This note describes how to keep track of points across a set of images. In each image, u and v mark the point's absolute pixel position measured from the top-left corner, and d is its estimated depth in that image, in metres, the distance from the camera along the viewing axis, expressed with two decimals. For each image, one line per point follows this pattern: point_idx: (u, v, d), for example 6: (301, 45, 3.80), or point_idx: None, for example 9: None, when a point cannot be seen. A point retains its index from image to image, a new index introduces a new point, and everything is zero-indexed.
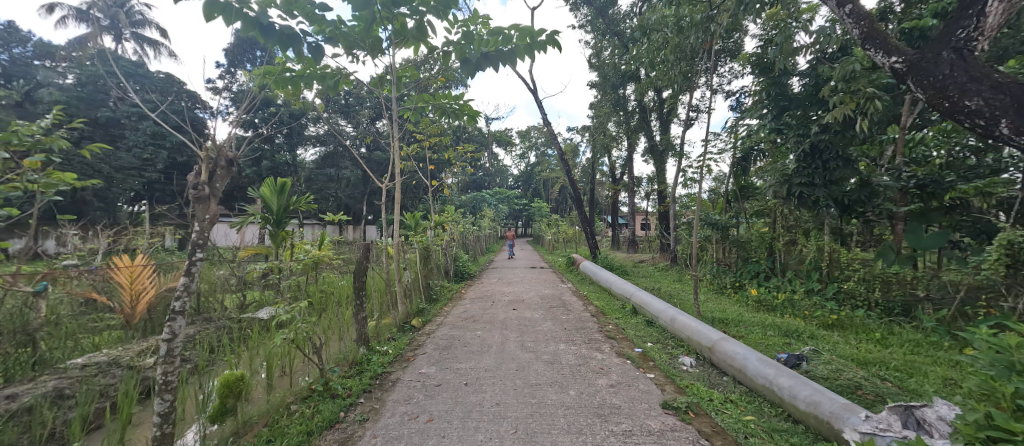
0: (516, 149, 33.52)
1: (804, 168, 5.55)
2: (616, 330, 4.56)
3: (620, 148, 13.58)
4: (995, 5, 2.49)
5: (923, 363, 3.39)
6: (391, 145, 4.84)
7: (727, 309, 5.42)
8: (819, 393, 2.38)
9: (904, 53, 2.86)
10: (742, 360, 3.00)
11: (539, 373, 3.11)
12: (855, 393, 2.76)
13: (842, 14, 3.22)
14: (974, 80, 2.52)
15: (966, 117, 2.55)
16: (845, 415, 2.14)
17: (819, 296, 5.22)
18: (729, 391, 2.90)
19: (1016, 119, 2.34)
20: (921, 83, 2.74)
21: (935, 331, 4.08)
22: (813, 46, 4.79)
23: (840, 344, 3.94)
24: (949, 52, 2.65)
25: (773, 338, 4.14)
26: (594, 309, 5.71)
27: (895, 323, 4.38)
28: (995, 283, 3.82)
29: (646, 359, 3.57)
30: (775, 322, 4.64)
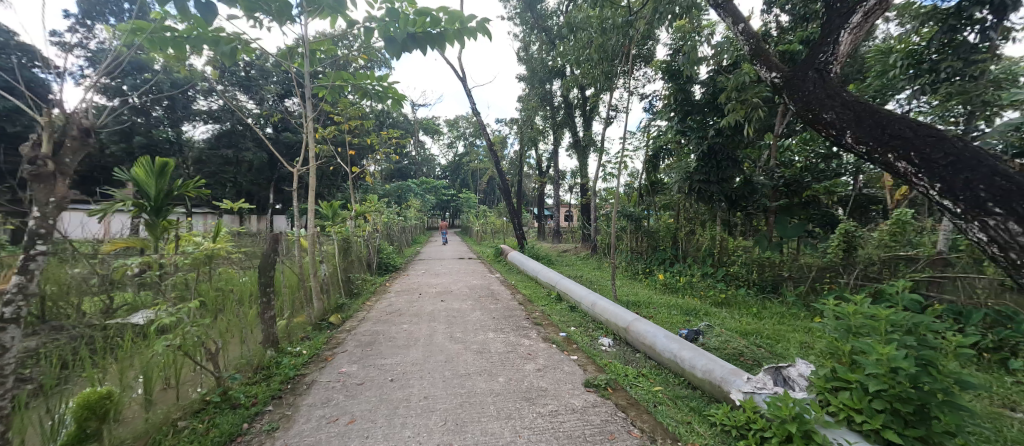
0: (444, 139, 32.85)
1: (703, 167, 6.27)
2: (542, 317, 4.71)
3: (546, 142, 14.01)
4: (846, 37, 3.00)
5: (788, 331, 4.08)
6: (303, 126, 4.38)
7: (640, 293, 5.92)
8: (713, 362, 2.71)
9: (782, 70, 3.27)
10: (653, 338, 3.30)
11: (468, 362, 3.10)
12: (739, 359, 3.24)
13: (736, 32, 3.70)
14: (830, 97, 2.86)
15: (823, 128, 2.84)
16: (732, 379, 2.48)
17: (712, 278, 5.99)
18: (641, 367, 3.19)
19: (856, 131, 2.61)
20: (794, 96, 3.10)
21: (795, 304, 4.95)
22: (712, 57, 5.41)
23: (728, 319, 4.55)
24: (814, 72, 3.05)
25: (676, 316, 4.65)
26: (521, 298, 5.85)
27: (768, 300, 5.20)
28: (835, 264, 4.79)
29: (570, 342, 3.78)
30: (678, 302, 5.22)
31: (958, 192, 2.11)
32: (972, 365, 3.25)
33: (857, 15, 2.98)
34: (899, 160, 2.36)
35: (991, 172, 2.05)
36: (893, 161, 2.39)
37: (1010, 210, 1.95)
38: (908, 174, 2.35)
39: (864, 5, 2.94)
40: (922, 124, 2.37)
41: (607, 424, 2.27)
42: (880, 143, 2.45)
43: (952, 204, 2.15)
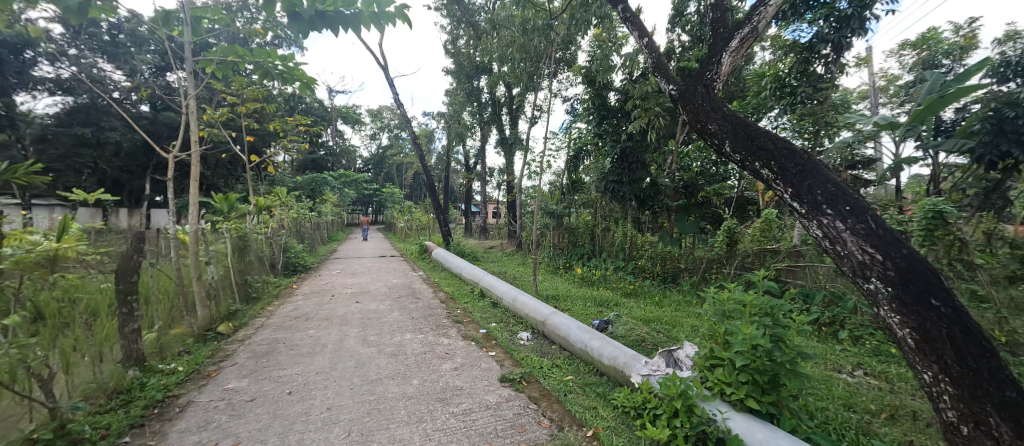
0: (365, 129, 30.89)
1: (617, 169, 6.77)
2: (463, 314, 4.70)
3: (473, 138, 13.93)
4: (726, 59, 3.43)
5: (682, 317, 4.59)
6: (186, 106, 3.79)
7: (559, 287, 6.20)
8: (618, 349, 2.94)
9: (677, 83, 3.64)
10: (567, 330, 3.47)
11: (380, 367, 2.96)
12: (641, 345, 3.57)
13: (641, 45, 4.05)
14: (714, 110, 3.25)
15: (708, 137, 3.21)
16: (633, 364, 2.70)
17: (623, 271, 6.50)
18: (555, 358, 3.34)
19: (733, 142, 3.01)
20: (686, 108, 3.46)
21: (688, 293, 5.59)
22: (623, 67, 5.85)
23: (634, 308, 4.97)
24: (702, 87, 3.44)
25: (590, 308, 4.97)
26: (443, 295, 5.76)
27: (669, 289, 5.80)
28: (721, 257, 5.52)
29: (489, 339, 3.81)
30: (593, 294, 5.57)
31: (804, 196, 2.53)
32: (815, 339, 3.98)
33: (735, 40, 3.46)
34: (763, 167, 2.77)
35: (826, 180, 2.49)
36: (758, 169, 2.80)
37: (839, 212, 2.37)
38: (770, 180, 2.76)
39: (740, 32, 3.43)
40: (781, 139, 2.81)
41: (518, 417, 2.34)
42: (750, 153, 2.86)
43: (800, 206, 2.55)
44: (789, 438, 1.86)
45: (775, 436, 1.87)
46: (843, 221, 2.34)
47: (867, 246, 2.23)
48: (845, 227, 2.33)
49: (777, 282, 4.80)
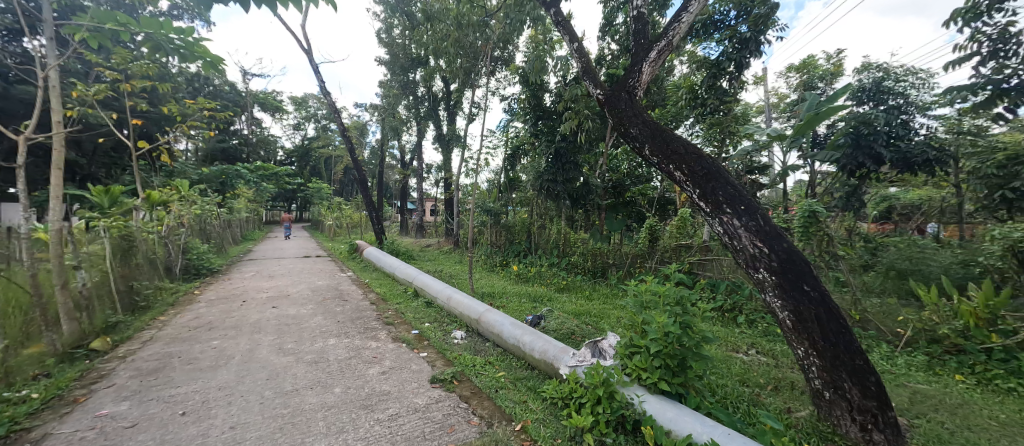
0: (288, 118, 28.32)
1: (551, 168, 6.99)
2: (395, 316, 4.53)
3: (409, 133, 13.46)
4: (646, 69, 3.68)
5: (609, 310, 4.87)
6: (45, 79, 3.14)
7: (495, 284, 6.24)
8: (548, 343, 3.03)
9: (604, 88, 3.82)
10: (500, 326, 3.50)
11: (297, 377, 2.74)
12: (571, 337, 3.73)
13: (572, 50, 4.21)
14: (635, 115, 3.46)
15: (630, 140, 3.41)
16: (561, 356, 2.81)
17: (557, 267, 6.71)
18: (488, 355, 3.35)
19: (651, 144, 3.23)
20: (611, 112, 3.65)
21: (615, 285, 5.95)
22: (556, 69, 6.04)
23: (566, 303, 5.17)
24: (625, 93, 3.64)
25: (525, 304, 5.08)
26: (374, 297, 5.50)
27: (598, 283, 6.12)
28: (644, 252, 5.97)
29: (422, 339, 3.72)
30: (528, 290, 5.70)
31: (709, 196, 2.82)
32: (719, 324, 4.47)
33: (654, 51, 3.72)
34: (676, 170, 3.01)
35: (726, 182, 2.79)
36: (672, 171, 3.04)
37: (735, 211, 2.68)
38: (682, 182, 3.01)
39: (658, 44, 3.70)
40: (691, 144, 3.09)
41: (447, 418, 2.31)
42: (665, 156, 3.10)
43: (706, 205, 2.84)
44: (695, 415, 2.06)
45: (683, 415, 2.06)
46: (739, 219, 2.65)
47: (757, 241, 2.56)
48: (740, 224, 2.64)
49: (690, 274, 5.30)
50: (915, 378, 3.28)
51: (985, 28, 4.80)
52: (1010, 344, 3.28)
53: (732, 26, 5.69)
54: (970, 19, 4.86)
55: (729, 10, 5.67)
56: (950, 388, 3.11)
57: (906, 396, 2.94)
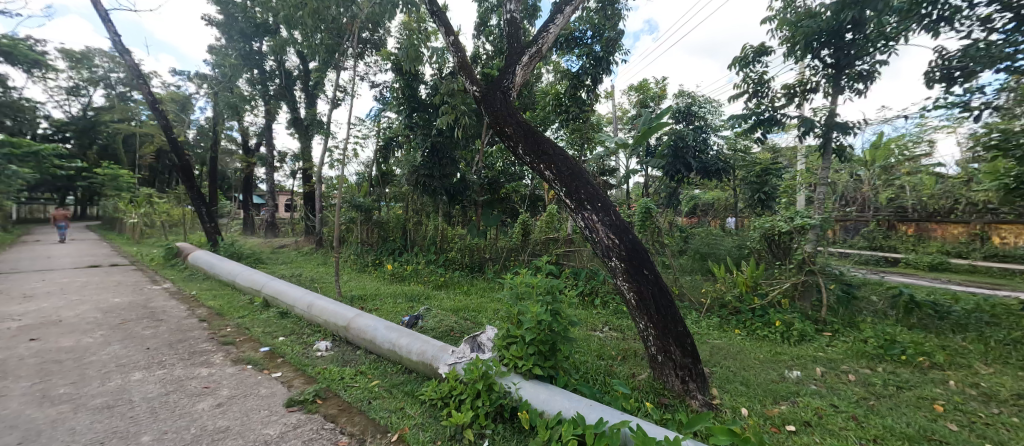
0: (56, 78, 20.77)
1: (427, 163, 6.74)
2: (237, 333, 3.76)
3: (254, 113, 11.38)
4: (519, 72, 3.83)
5: (486, 303, 4.98)
6: None
7: (366, 286, 5.74)
8: (426, 343, 2.90)
9: (479, 85, 3.83)
10: (372, 331, 3.21)
11: (77, 432, 2.02)
12: (450, 335, 3.67)
13: (447, 42, 4.12)
14: (509, 115, 3.56)
15: (505, 139, 3.50)
16: (440, 355, 2.72)
17: (434, 264, 6.52)
18: (359, 365, 3.05)
19: (525, 144, 3.37)
20: (487, 110, 3.68)
21: (492, 279, 6.12)
22: (432, 60, 5.85)
23: (444, 300, 5.08)
24: (500, 93, 3.72)
25: (401, 304, 4.80)
26: (206, 311, 4.47)
27: (475, 278, 6.19)
28: (518, 245, 6.32)
29: (274, 357, 3.17)
30: (403, 290, 5.41)
31: (573, 195, 3.08)
32: (582, 307, 5.00)
33: (525, 56, 3.90)
34: (546, 169, 3.21)
35: (587, 182, 3.10)
36: (543, 170, 3.22)
37: (594, 207, 3.00)
38: (551, 181, 3.23)
39: (529, 51, 3.89)
40: (558, 146, 3.32)
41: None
42: (536, 156, 3.27)
43: (570, 202, 3.10)
44: (564, 393, 2.22)
45: (554, 395, 2.20)
46: (597, 215, 2.97)
47: (611, 234, 2.91)
48: (598, 219, 2.97)
49: (557, 264, 5.81)
50: (714, 335, 4.25)
51: (751, 75, 6.48)
52: (764, 303, 4.62)
53: (588, 44, 6.40)
54: (742, 66, 6.49)
55: (586, 30, 6.36)
56: (733, 339, 4.14)
57: (708, 349, 3.79)
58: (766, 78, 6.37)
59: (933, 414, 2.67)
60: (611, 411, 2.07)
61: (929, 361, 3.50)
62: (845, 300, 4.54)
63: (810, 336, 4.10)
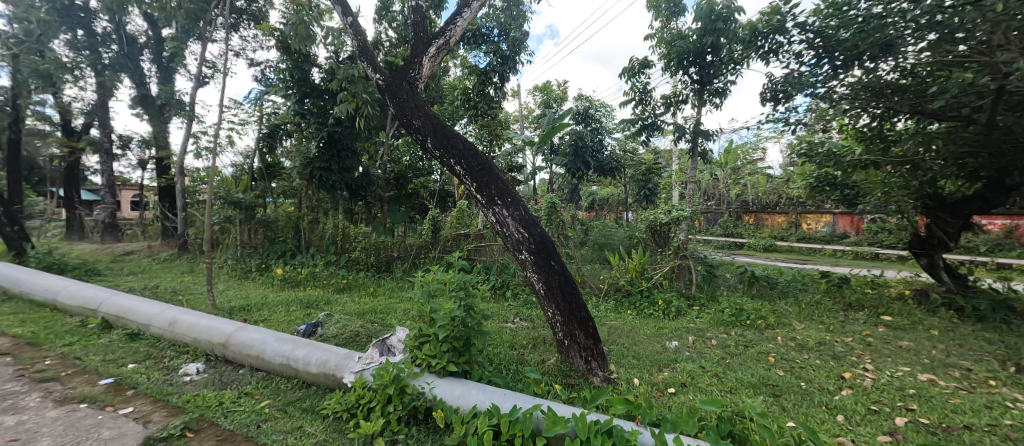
0: None
1: (324, 155, 6.08)
2: (64, 365, 2.94)
3: (82, 86, 9.03)
4: (426, 63, 3.67)
5: (395, 303, 4.74)
6: None
7: (250, 294, 4.98)
8: (326, 351, 2.61)
9: (383, 73, 3.58)
10: (259, 345, 2.79)
11: None
12: (355, 340, 3.39)
13: (345, 24, 3.78)
14: (417, 107, 3.39)
15: (413, 132, 3.34)
16: (344, 363, 2.47)
17: (334, 266, 5.95)
18: (242, 386, 2.63)
19: (434, 138, 3.25)
20: (393, 100, 3.46)
21: (401, 278, 5.83)
22: (326, 41, 5.29)
23: (347, 303, 4.68)
24: (406, 83, 3.51)
25: (295, 312, 4.27)
26: (12, 342, 3.40)
27: (382, 278, 5.84)
28: (428, 242, 6.15)
29: (122, 390, 2.56)
30: (297, 296, 4.82)
31: (484, 189, 3.08)
32: (494, 300, 5.05)
33: (432, 47, 3.73)
34: (456, 164, 3.14)
35: (497, 177, 3.11)
36: (453, 165, 3.16)
37: (504, 202, 3.04)
38: (461, 176, 3.18)
39: (437, 41, 3.72)
40: (469, 141, 3.28)
41: None
42: (446, 150, 3.18)
43: (481, 197, 3.10)
44: (479, 386, 2.21)
45: (469, 389, 2.17)
46: (507, 209, 3.02)
47: (521, 228, 2.98)
48: (508, 213, 3.01)
49: (469, 260, 5.81)
50: (611, 316, 4.68)
51: (637, 84, 7.23)
52: (650, 285, 5.24)
53: (495, 42, 6.46)
54: (629, 75, 7.21)
55: (492, 27, 6.40)
56: (626, 319, 4.61)
57: (606, 330, 4.15)
58: (648, 88, 7.17)
59: (770, 364, 3.33)
60: (523, 397, 2.11)
61: (765, 322, 4.36)
62: (708, 277, 5.37)
63: (685, 311, 4.77)
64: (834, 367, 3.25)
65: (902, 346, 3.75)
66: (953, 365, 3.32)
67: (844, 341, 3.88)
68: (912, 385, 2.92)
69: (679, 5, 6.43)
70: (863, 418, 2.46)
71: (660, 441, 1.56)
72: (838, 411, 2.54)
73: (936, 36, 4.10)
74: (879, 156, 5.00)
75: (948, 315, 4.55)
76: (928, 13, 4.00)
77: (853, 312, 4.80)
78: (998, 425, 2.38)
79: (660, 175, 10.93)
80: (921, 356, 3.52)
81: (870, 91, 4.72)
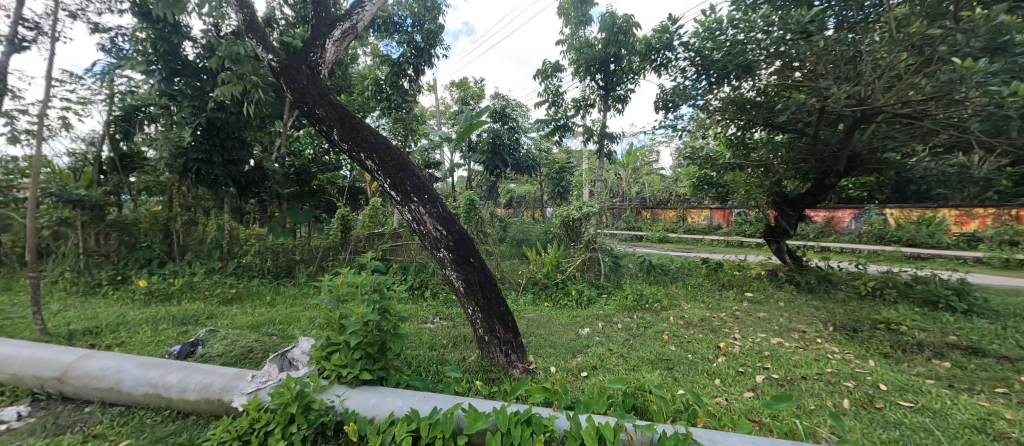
0: None
1: (202, 144, 5.04)
2: None
3: None
4: (330, 48, 3.33)
5: (298, 312, 4.29)
6: None
7: (101, 313, 4.05)
8: (210, 373, 2.23)
9: (277, 54, 3.16)
10: (114, 374, 2.27)
11: None
12: (247, 357, 2.97)
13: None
14: (320, 95, 3.05)
15: (316, 122, 3.02)
16: (233, 385, 2.13)
17: (219, 274, 5.14)
18: (89, 427, 2.12)
19: (341, 130, 2.97)
20: (289, 85, 3.06)
21: (305, 283, 5.29)
22: (203, 10, 4.50)
23: (237, 315, 4.09)
24: (306, 67, 3.14)
25: (166, 330, 3.58)
26: None
27: (281, 284, 5.24)
28: (336, 243, 5.70)
29: None
30: (170, 311, 4.06)
31: (398, 186, 2.92)
32: (411, 302, 4.86)
33: (337, 30, 3.40)
34: (366, 158, 2.93)
35: (412, 173, 2.97)
36: (363, 160, 2.93)
37: (420, 199, 2.91)
38: (373, 171, 2.97)
39: (341, 25, 3.39)
40: (381, 135, 3.07)
41: None
42: (355, 143, 2.93)
43: (395, 194, 2.94)
44: (396, 391, 2.09)
45: (385, 396, 2.04)
46: (423, 207, 2.90)
47: (438, 225, 2.90)
48: (425, 211, 2.90)
49: (383, 261, 5.52)
50: (529, 309, 4.82)
51: (550, 86, 7.54)
52: (564, 277, 5.53)
53: (409, 32, 6.18)
54: (543, 78, 7.49)
55: (406, 17, 6.14)
56: (543, 311, 4.79)
57: (525, 323, 4.26)
58: (560, 91, 7.53)
59: (664, 341, 3.74)
60: (444, 398, 2.05)
61: (660, 305, 4.90)
62: (613, 267, 5.83)
63: (595, 299, 5.13)
64: (713, 339, 3.77)
65: (760, 316, 4.52)
66: (794, 329, 4.11)
67: (720, 316, 4.54)
68: (767, 348, 3.53)
69: (587, 15, 6.87)
70: (734, 379, 2.90)
71: (575, 423, 1.64)
72: (716, 375, 2.96)
73: (782, 64, 4.91)
74: (743, 159, 6.11)
75: (791, 289, 5.62)
76: (777, 45, 4.69)
77: (726, 290, 5.65)
78: (824, 373, 3.00)
79: (572, 173, 11.60)
80: (773, 324, 4.28)
81: (737, 105, 5.57)
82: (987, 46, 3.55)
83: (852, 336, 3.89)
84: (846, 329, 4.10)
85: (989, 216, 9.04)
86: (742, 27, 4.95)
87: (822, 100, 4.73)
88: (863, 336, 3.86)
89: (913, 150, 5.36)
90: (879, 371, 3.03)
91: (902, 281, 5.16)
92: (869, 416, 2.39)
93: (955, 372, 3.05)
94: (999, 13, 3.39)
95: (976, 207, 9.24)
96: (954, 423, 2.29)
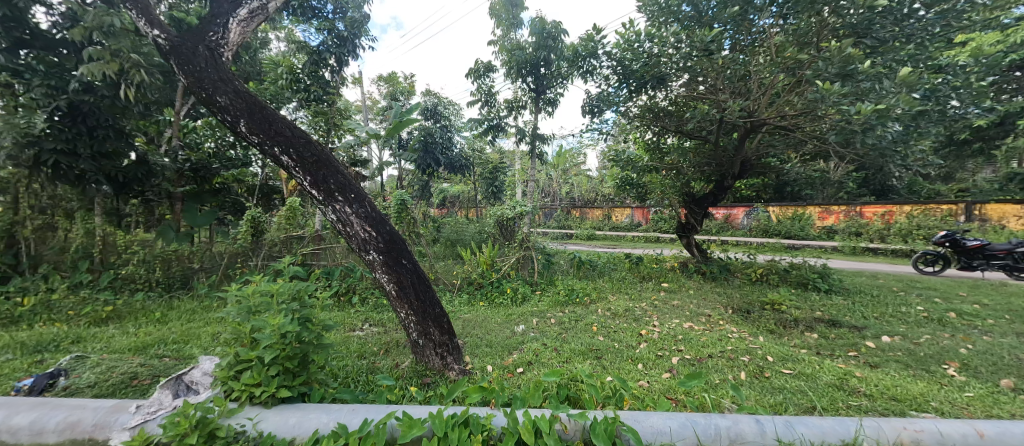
0: None
1: (62, 132, 4.13)
2: None
3: None
4: (234, 27, 2.92)
5: (199, 328, 3.76)
6: None
7: None
8: (79, 408, 1.84)
9: (166, 30, 2.70)
10: None
11: None
12: (131, 385, 2.52)
13: None
14: (223, 80, 2.67)
15: (218, 110, 2.64)
16: (113, 418, 1.78)
17: (90, 289, 4.29)
18: None
19: (250, 121, 2.63)
20: (182, 68, 2.64)
21: (205, 295, 4.65)
22: None
23: (116, 337, 3.45)
24: (204, 46, 2.72)
25: (13, 361, 2.89)
26: None
27: (175, 298, 4.54)
28: (245, 248, 5.11)
29: None
30: (19, 337, 3.28)
31: (322, 184, 2.68)
32: (337, 309, 4.52)
33: (243, 9, 3.00)
34: (282, 153, 2.64)
35: (337, 170, 2.75)
36: (279, 155, 2.64)
37: (346, 198, 2.71)
38: (290, 168, 2.69)
39: (248, 3, 3.01)
40: (299, 129, 2.77)
41: None
42: (267, 137, 2.62)
43: (318, 192, 2.69)
44: (321, 407, 1.91)
45: (307, 414, 1.85)
46: (351, 206, 2.70)
47: (367, 226, 2.71)
48: (351, 211, 2.70)
49: (303, 265, 5.08)
50: (464, 309, 4.76)
51: (483, 86, 7.53)
52: (499, 275, 5.57)
53: (329, 19, 5.75)
54: (475, 77, 7.47)
55: (325, 2, 5.64)
56: (479, 311, 4.76)
57: (460, 323, 4.19)
58: (493, 91, 7.56)
59: (593, 332, 3.95)
60: (375, 408, 1.92)
61: (589, 298, 5.17)
62: (546, 265, 5.99)
63: (529, 296, 5.22)
64: (635, 327, 4.06)
65: (675, 304, 4.99)
66: (701, 314, 4.59)
67: (640, 306, 4.91)
68: (681, 332, 3.90)
69: (518, 19, 6.98)
70: (654, 363, 3.15)
71: (511, 419, 1.64)
72: (639, 361, 3.19)
73: (689, 78, 5.46)
74: (658, 163, 6.76)
75: (699, 278, 6.28)
76: (684, 60, 5.20)
77: (645, 282, 6.15)
78: (726, 350, 3.40)
79: (505, 173, 11.76)
80: (685, 310, 4.73)
81: (653, 112, 6.07)
82: (840, 72, 4.21)
83: (747, 316, 4.47)
84: (742, 311, 4.68)
85: (842, 212, 10.89)
86: (656, 41, 5.33)
87: (722, 111, 5.33)
88: (756, 316, 4.44)
89: (788, 157, 6.32)
90: (767, 345, 3.51)
91: (782, 267, 6.02)
92: (761, 385, 2.75)
93: (821, 342, 3.64)
94: (847, 46, 4.03)
95: (833, 204, 11.05)
96: (821, 384, 2.73)
